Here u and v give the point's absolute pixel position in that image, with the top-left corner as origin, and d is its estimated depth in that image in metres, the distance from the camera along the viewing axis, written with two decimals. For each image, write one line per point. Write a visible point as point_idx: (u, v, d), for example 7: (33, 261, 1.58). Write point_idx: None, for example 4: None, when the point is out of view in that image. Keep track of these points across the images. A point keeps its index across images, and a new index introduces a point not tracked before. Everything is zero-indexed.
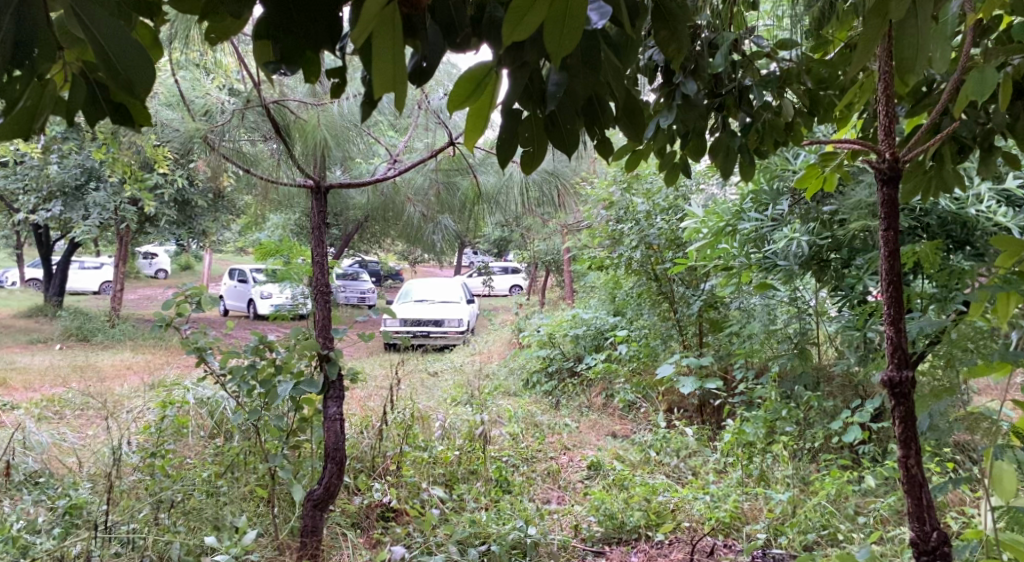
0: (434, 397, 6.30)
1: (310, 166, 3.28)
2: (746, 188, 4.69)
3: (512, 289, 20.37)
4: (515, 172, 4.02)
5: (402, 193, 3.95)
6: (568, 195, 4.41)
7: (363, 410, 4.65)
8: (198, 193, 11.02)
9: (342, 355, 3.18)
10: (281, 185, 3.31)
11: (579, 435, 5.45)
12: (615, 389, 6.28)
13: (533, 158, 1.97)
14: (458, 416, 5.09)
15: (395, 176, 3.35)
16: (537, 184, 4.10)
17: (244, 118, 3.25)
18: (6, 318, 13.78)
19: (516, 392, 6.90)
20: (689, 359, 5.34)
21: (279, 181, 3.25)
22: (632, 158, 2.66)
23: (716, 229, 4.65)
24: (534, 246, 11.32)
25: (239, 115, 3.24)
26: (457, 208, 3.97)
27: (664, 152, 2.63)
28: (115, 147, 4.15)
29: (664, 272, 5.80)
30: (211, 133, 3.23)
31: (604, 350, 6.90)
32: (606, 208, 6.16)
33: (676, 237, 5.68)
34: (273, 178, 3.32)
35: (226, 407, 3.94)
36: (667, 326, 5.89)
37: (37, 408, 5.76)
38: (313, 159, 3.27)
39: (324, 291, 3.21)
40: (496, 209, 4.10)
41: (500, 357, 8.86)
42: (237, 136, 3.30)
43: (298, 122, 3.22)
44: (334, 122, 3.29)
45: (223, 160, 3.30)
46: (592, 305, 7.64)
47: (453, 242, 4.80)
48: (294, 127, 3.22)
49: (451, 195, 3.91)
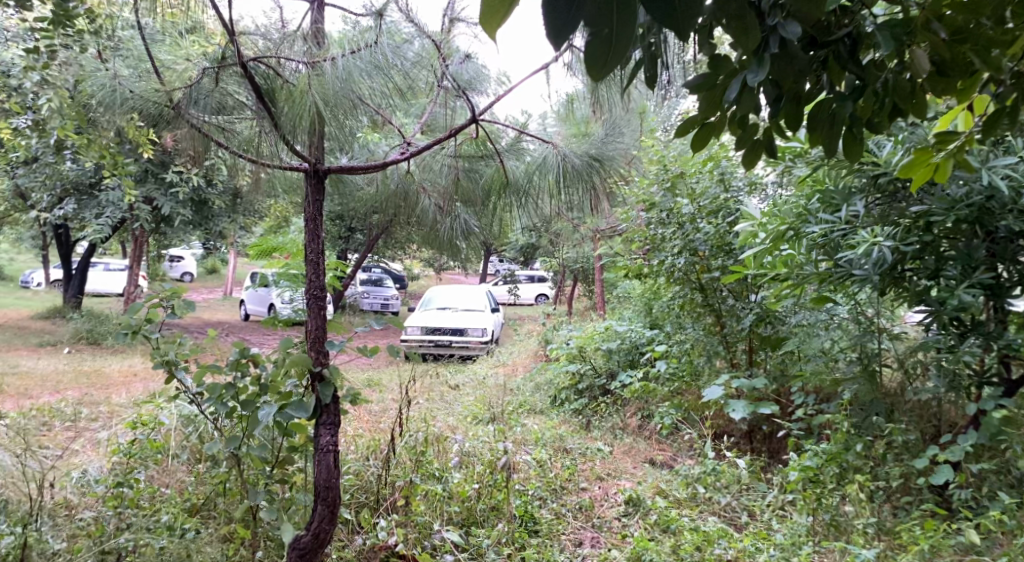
0: (453, 415, 5.76)
1: (302, 146, 2.89)
2: (812, 187, 4.12)
3: (538, 297, 19.83)
4: (549, 154, 3.51)
5: (416, 182, 3.67)
6: (605, 199, 3.74)
7: (370, 433, 4.12)
8: (216, 193, 10.61)
9: (337, 373, 2.72)
10: (269, 166, 2.96)
11: (613, 463, 4.89)
12: (653, 410, 5.71)
13: (604, 40, 1.80)
14: (479, 440, 4.55)
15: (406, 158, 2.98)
16: (578, 170, 3.50)
17: (223, 84, 2.91)
18: (23, 318, 13.49)
19: (543, 411, 6.34)
20: (740, 380, 4.76)
21: (267, 164, 2.91)
22: (700, 133, 2.13)
23: (777, 233, 4.07)
24: (562, 253, 10.76)
25: (214, 78, 2.88)
26: (479, 199, 3.62)
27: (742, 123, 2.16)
28: (96, 128, 3.67)
29: (711, 281, 5.26)
30: (182, 99, 2.89)
31: (641, 367, 6.31)
32: (645, 210, 5.57)
33: (725, 242, 5.13)
34: (258, 157, 2.97)
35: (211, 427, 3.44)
36: (712, 342, 5.34)
37: (24, 417, 5.29)
38: (307, 136, 2.85)
39: (319, 295, 2.83)
40: (530, 203, 3.62)
41: (525, 370, 8.30)
42: (216, 106, 2.96)
43: (286, 87, 2.85)
44: (328, 87, 2.83)
45: (200, 135, 2.96)
46: (626, 316, 7.05)
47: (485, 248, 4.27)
48: (281, 92, 2.86)
49: (473, 182, 3.59)
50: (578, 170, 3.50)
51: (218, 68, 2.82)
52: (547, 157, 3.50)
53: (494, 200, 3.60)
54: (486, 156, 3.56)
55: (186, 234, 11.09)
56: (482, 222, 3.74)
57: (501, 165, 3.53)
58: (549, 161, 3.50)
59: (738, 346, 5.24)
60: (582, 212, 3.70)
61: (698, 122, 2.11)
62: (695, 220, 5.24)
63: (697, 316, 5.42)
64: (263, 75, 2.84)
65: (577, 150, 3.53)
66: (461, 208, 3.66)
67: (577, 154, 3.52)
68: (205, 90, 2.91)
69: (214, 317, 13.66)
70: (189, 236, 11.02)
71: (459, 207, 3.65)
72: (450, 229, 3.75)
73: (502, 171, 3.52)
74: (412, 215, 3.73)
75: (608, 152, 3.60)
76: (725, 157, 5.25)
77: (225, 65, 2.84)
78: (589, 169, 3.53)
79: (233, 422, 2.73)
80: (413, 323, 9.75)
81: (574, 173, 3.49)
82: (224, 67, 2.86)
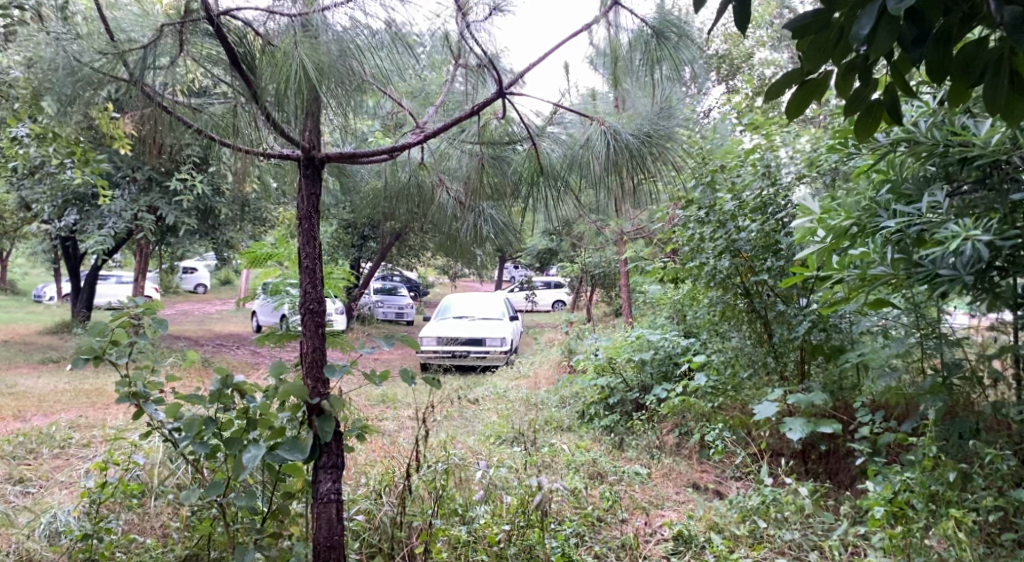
0: (474, 435, 5.29)
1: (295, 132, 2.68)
2: (880, 177, 3.66)
3: (555, 303, 19.35)
4: (595, 134, 3.20)
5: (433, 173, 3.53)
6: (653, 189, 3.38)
7: (384, 465, 3.68)
8: (224, 200, 10.14)
9: (337, 407, 2.37)
10: (262, 155, 2.77)
11: (654, 489, 4.41)
12: (693, 428, 5.23)
13: None
14: (505, 467, 4.08)
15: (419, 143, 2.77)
16: (629, 149, 3.18)
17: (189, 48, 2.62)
18: (30, 334, 13.12)
19: (571, 429, 5.84)
20: (796, 396, 4.28)
21: (262, 152, 2.74)
22: (798, 92, 2.17)
23: (840, 229, 3.58)
24: (583, 258, 10.25)
25: (178, 39, 2.57)
26: (509, 190, 3.43)
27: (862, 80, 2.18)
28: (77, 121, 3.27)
29: (756, 285, 4.79)
30: (139, 65, 2.59)
31: (676, 379, 5.80)
32: (681, 207, 5.08)
33: (772, 242, 4.67)
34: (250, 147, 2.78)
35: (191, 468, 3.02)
36: (759, 353, 4.86)
37: (10, 445, 4.85)
38: (302, 124, 2.63)
39: (314, 315, 2.72)
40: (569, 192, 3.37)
41: (548, 382, 7.80)
42: (177, 76, 2.67)
43: (269, 50, 2.52)
44: (317, 49, 2.47)
45: (166, 114, 2.74)
46: (657, 323, 6.54)
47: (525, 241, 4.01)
48: (265, 57, 2.54)
49: (501, 170, 3.41)
50: (626, 150, 3.17)
51: (182, 23, 2.55)
52: (590, 138, 3.21)
53: (527, 189, 3.38)
54: (514, 142, 3.36)
55: (193, 244, 10.65)
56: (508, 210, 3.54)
57: (534, 150, 3.32)
58: (591, 141, 3.21)
59: (787, 356, 4.77)
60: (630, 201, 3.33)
61: (796, 79, 2.17)
62: (736, 219, 4.77)
63: (741, 323, 4.95)
64: (239, 36, 2.56)
65: (627, 127, 3.23)
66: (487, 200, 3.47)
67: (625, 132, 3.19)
68: (165, 54, 2.61)
69: (225, 330, 13.26)
70: (196, 245, 10.55)
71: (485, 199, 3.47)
72: (472, 228, 3.61)
73: (535, 156, 3.31)
74: (426, 209, 3.61)
75: (661, 131, 3.25)
76: (770, 150, 4.78)
77: (191, 20, 2.53)
78: (641, 147, 3.19)
79: (210, 462, 2.36)
80: (428, 333, 9.25)
81: (621, 153, 3.16)
82: (188, 27, 2.56)
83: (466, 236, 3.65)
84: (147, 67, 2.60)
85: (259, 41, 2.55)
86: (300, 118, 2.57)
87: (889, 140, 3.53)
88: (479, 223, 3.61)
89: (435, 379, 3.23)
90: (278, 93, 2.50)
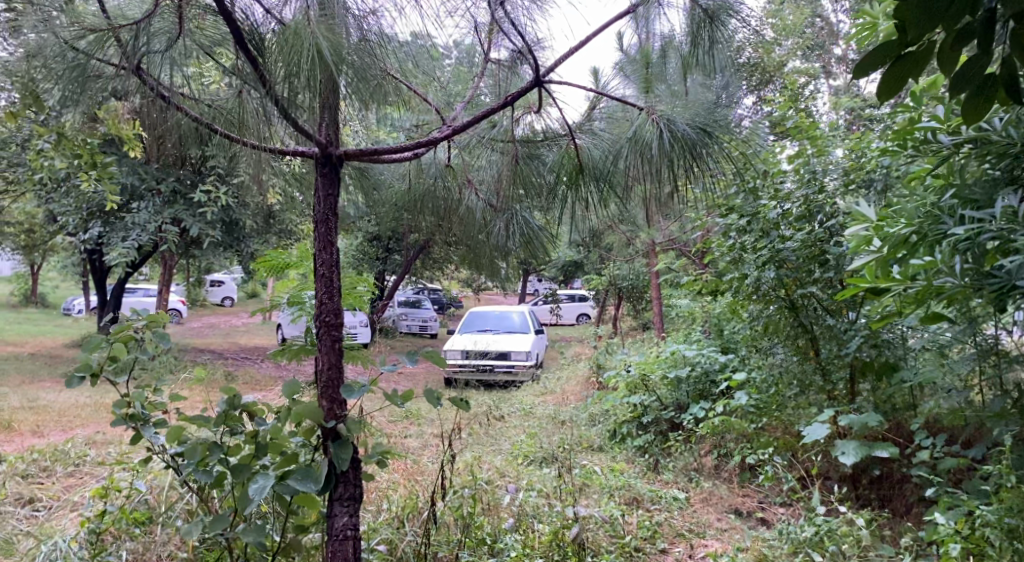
0: (501, 455, 5.05)
1: (311, 125, 2.63)
2: (945, 181, 3.39)
3: (579, 317, 19.12)
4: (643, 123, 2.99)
5: (462, 175, 3.49)
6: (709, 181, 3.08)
7: (408, 491, 3.47)
8: (248, 212, 10.01)
9: (354, 431, 2.21)
10: (276, 150, 2.75)
11: (693, 514, 4.15)
12: (733, 449, 4.95)
13: None
14: (535, 491, 3.84)
15: (450, 136, 2.77)
16: (683, 139, 2.93)
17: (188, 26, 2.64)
18: (56, 347, 13.09)
19: (602, 449, 5.59)
20: (848, 417, 4.00)
21: (280, 147, 2.72)
22: (894, 68, 2.10)
23: (897, 238, 3.32)
24: (612, 270, 9.96)
25: (177, 16, 2.59)
26: (548, 187, 3.32)
27: (971, 54, 2.06)
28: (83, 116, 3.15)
29: (803, 298, 4.52)
30: (134, 42, 2.60)
31: (714, 397, 5.52)
32: (721, 215, 4.82)
33: (818, 253, 4.40)
34: (261, 139, 2.76)
35: (192, 497, 2.95)
36: (805, 370, 4.58)
37: (23, 462, 4.69)
38: (319, 114, 2.58)
39: (331, 329, 2.58)
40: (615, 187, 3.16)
41: (577, 399, 7.56)
42: (176, 60, 2.69)
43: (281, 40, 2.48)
44: (339, 42, 2.42)
45: (164, 101, 2.75)
46: (691, 338, 6.26)
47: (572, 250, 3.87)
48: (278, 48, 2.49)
49: (536, 169, 3.30)
50: (677, 142, 2.92)
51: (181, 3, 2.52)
52: (636, 132, 2.99)
53: (566, 187, 3.24)
54: (551, 138, 3.27)
55: (217, 256, 10.53)
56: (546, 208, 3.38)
57: (574, 146, 3.20)
58: (639, 135, 2.98)
59: (836, 373, 4.47)
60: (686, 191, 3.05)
61: (893, 53, 2.10)
62: (780, 228, 4.53)
63: (785, 339, 4.66)
64: (250, 20, 2.48)
65: (679, 115, 2.98)
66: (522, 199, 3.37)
67: (679, 121, 2.95)
68: (161, 31, 2.63)
69: (250, 343, 13.15)
70: (220, 257, 10.43)
71: (521, 197, 3.36)
72: (505, 232, 3.46)
73: (574, 152, 3.18)
74: (452, 211, 3.51)
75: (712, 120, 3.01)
76: (815, 155, 4.52)
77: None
78: (696, 139, 2.93)
79: (215, 490, 2.21)
80: (454, 347, 9.04)
81: (674, 145, 2.92)
82: (187, 4, 2.57)
83: (499, 244, 3.50)
84: (141, 45, 2.61)
85: (272, 24, 2.48)
86: (314, 105, 2.50)
87: (951, 141, 3.27)
88: (509, 227, 3.46)
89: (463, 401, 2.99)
90: (290, 76, 2.42)
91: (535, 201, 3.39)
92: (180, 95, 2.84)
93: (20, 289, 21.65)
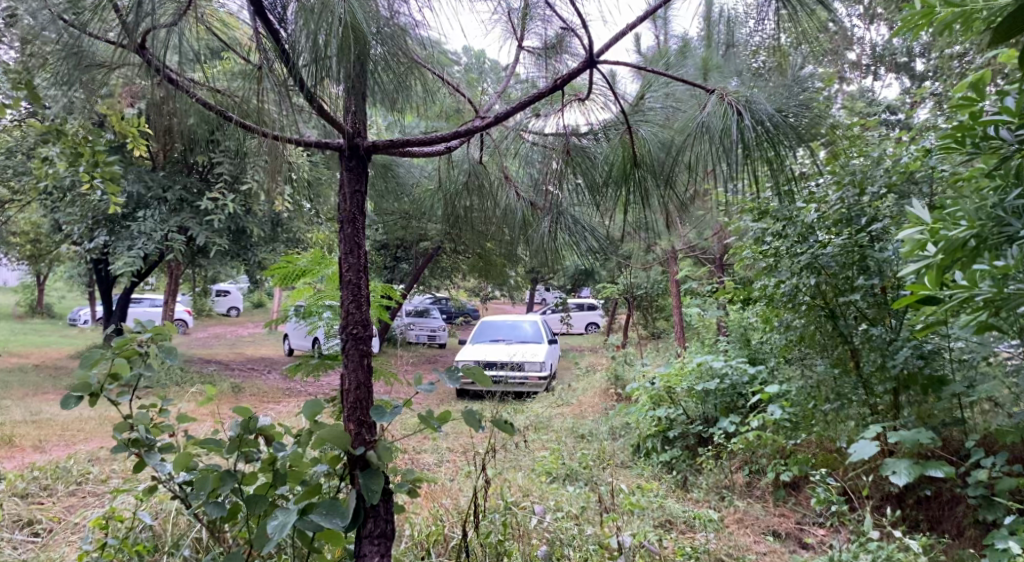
0: (523, 472, 4.81)
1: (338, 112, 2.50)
2: (1007, 182, 3.14)
3: (588, 326, 18.89)
4: (713, 105, 2.70)
5: (496, 169, 3.37)
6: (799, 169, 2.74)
7: (432, 515, 3.26)
8: (256, 219, 9.80)
9: (383, 462, 2.18)
10: (297, 142, 2.58)
11: (731, 536, 3.92)
12: (766, 465, 4.72)
13: None
14: (565, 514, 3.63)
15: (485, 126, 2.64)
16: (763, 123, 2.65)
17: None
18: (59, 359, 12.86)
19: (627, 466, 5.33)
20: (899, 434, 3.77)
21: (302, 139, 2.56)
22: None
23: (954, 244, 3.07)
24: (628, 279, 9.69)
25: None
26: (598, 181, 3.09)
27: None
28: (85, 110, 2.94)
29: (843, 306, 4.29)
30: (136, 15, 2.39)
31: (745, 411, 5.27)
32: (756, 219, 4.59)
33: (860, 258, 4.16)
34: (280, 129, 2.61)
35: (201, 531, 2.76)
36: (846, 383, 4.33)
37: (23, 480, 4.47)
38: (345, 99, 2.45)
39: (359, 341, 2.47)
40: (682, 175, 2.88)
41: (594, 411, 7.32)
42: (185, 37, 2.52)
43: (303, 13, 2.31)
44: (370, 8, 2.32)
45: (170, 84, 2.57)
46: (716, 349, 6.01)
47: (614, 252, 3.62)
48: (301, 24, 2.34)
49: (584, 160, 3.11)
50: (759, 128, 2.64)
51: None
52: (705, 121, 2.71)
53: (620, 181, 2.99)
54: (598, 129, 3.10)
55: (223, 265, 10.30)
56: (597, 202, 3.14)
57: (629, 137, 2.96)
58: (708, 124, 2.70)
59: (879, 386, 4.22)
60: (767, 183, 2.74)
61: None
62: (818, 232, 4.32)
63: (824, 350, 4.42)
64: None
65: (754, 100, 2.69)
66: (563, 194, 3.20)
67: (758, 105, 2.67)
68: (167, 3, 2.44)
69: (256, 354, 12.90)
70: (227, 265, 10.20)
71: (565, 190, 3.19)
72: (547, 233, 3.27)
73: (630, 143, 2.93)
74: (488, 206, 3.35)
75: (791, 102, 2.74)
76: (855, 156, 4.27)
77: None
78: (778, 124, 2.66)
79: (227, 519, 2.25)
80: (466, 357, 8.79)
81: (755, 130, 2.64)
82: None
83: (541, 245, 3.30)
84: (145, 19, 2.41)
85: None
86: (341, 87, 2.37)
87: (1015, 138, 3.05)
88: (553, 224, 3.26)
89: (508, 424, 2.79)
90: (316, 60, 2.29)
91: (581, 193, 3.19)
92: (189, 79, 2.66)
93: (26, 299, 21.48)
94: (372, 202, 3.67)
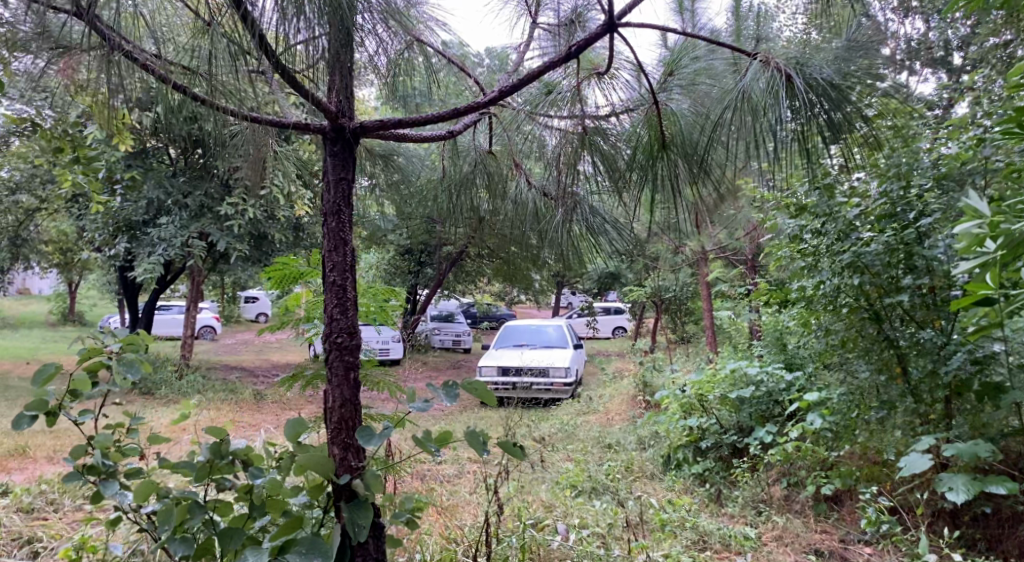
0: (547, 485, 4.55)
1: (322, 91, 2.46)
2: None
3: (615, 330, 18.56)
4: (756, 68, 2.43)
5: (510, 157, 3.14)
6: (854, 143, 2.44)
7: (445, 536, 3.03)
8: (276, 224, 9.65)
9: (365, 493, 2.16)
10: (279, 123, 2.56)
11: (769, 556, 3.63)
12: (805, 478, 4.42)
13: None
14: (589, 533, 3.37)
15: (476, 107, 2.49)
16: (811, 86, 2.38)
17: None
18: None
19: (657, 478, 5.05)
20: (955, 447, 3.45)
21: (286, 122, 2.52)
22: None
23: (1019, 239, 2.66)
24: (656, 281, 9.38)
25: None
26: (623, 164, 2.82)
27: None
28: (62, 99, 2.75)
29: (887, 308, 3.98)
30: None
31: (782, 420, 4.96)
32: (793, 215, 4.28)
33: (906, 256, 3.86)
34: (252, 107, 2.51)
35: None
36: (892, 391, 4.01)
37: (29, 494, 4.31)
38: (328, 76, 2.41)
39: (346, 349, 2.37)
40: (717, 154, 2.60)
41: (622, 419, 7.04)
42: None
43: None
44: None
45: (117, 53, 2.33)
46: (750, 354, 5.69)
47: (638, 253, 3.35)
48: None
49: (605, 142, 2.86)
50: (810, 89, 2.38)
51: None
52: (745, 87, 2.44)
53: (647, 164, 2.71)
54: (622, 110, 2.81)
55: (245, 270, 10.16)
56: (621, 188, 2.86)
57: (657, 112, 2.69)
58: (749, 90, 2.43)
59: (929, 395, 3.89)
60: (817, 159, 2.44)
61: None
62: (860, 228, 4.02)
63: (868, 355, 4.08)
64: None
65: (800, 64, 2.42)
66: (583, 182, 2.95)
67: (812, 68, 2.41)
68: None
69: (279, 360, 12.75)
70: (248, 271, 10.05)
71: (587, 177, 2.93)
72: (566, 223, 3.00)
73: (658, 119, 2.67)
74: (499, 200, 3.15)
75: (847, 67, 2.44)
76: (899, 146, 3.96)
77: None
78: (830, 89, 2.38)
79: (197, 555, 2.21)
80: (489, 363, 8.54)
81: (805, 93, 2.37)
82: None
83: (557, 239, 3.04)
84: None
85: None
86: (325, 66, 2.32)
87: None
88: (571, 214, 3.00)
89: (514, 445, 2.54)
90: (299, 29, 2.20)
91: (600, 181, 2.94)
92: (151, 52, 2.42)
93: (58, 307, 21.64)
94: (390, 205, 3.52)
